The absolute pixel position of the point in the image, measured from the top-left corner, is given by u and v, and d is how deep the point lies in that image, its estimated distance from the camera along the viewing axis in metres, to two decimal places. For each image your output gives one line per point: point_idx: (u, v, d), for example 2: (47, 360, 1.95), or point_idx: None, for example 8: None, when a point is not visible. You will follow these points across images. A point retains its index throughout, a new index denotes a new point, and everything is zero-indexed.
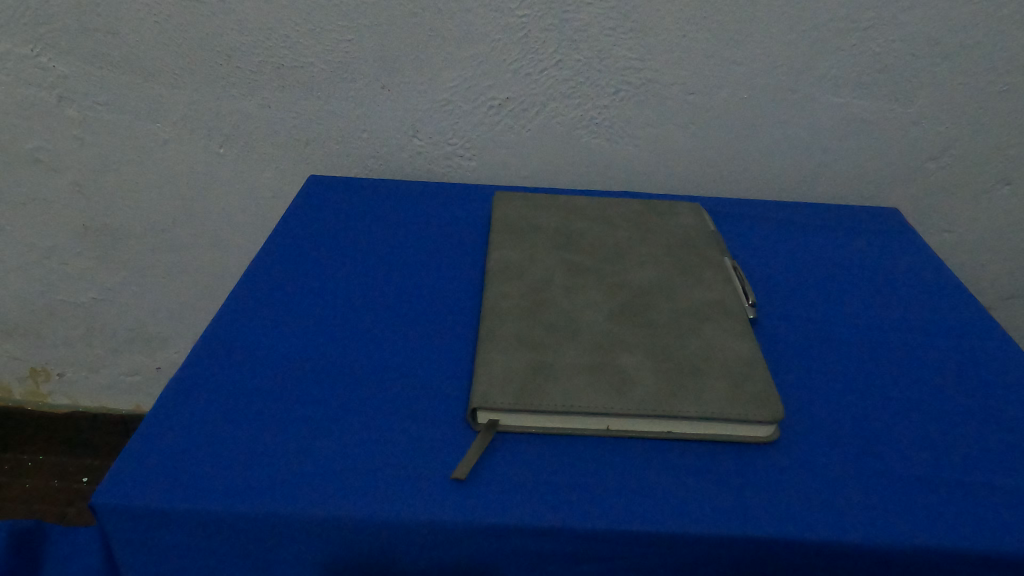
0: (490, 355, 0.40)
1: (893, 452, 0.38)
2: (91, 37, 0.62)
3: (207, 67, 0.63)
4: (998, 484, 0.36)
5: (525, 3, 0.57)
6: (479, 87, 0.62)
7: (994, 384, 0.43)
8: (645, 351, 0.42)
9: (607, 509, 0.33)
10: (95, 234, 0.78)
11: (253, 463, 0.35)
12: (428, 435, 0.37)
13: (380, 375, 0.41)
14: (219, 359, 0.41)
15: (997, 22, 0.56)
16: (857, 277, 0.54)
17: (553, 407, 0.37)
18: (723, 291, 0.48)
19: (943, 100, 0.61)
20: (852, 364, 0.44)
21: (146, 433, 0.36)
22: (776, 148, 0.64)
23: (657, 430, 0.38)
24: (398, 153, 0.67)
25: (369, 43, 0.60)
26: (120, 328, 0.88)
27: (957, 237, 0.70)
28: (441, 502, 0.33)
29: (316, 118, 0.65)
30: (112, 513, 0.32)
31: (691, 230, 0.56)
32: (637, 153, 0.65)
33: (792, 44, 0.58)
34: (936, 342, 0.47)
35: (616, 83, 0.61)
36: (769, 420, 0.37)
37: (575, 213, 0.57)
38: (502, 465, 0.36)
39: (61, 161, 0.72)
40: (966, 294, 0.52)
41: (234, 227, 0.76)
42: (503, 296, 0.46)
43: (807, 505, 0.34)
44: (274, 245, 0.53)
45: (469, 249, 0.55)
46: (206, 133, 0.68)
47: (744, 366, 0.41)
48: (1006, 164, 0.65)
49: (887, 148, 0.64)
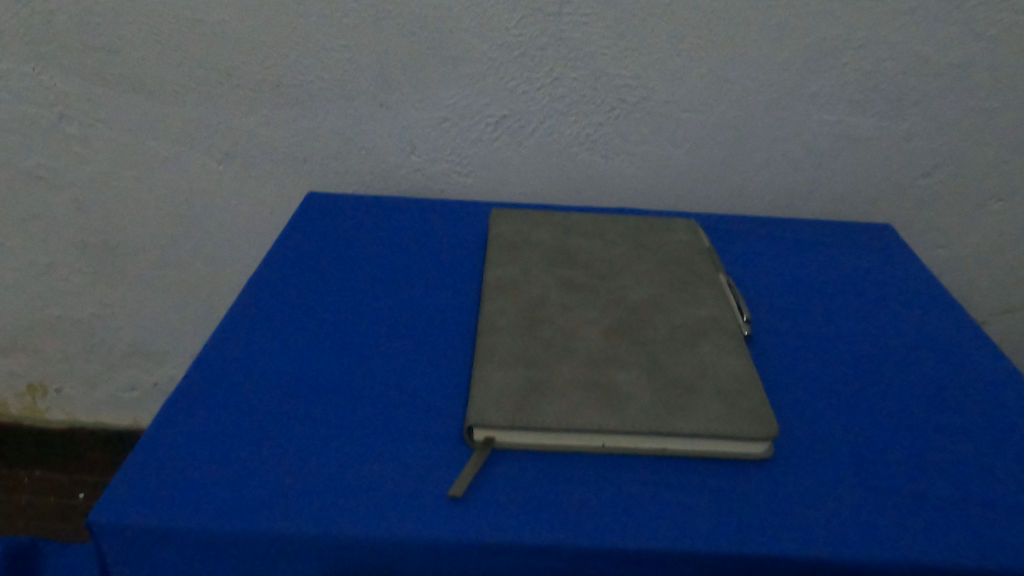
0: (487, 373, 0.41)
1: (887, 469, 0.38)
2: (93, 56, 0.62)
3: (207, 85, 0.63)
4: (993, 501, 0.36)
5: (522, 22, 0.58)
6: (476, 105, 0.63)
7: (987, 402, 0.44)
8: (640, 367, 0.42)
9: (603, 527, 0.34)
10: (94, 249, 0.78)
11: (250, 481, 0.35)
12: (424, 453, 0.37)
13: (377, 393, 0.41)
14: (218, 377, 0.42)
15: (986, 41, 0.57)
16: (851, 294, 0.54)
17: (549, 425, 0.37)
18: (718, 307, 0.48)
19: (933, 118, 0.62)
20: (845, 381, 0.45)
21: (144, 452, 0.36)
22: (770, 165, 0.65)
23: (652, 447, 0.38)
24: (396, 170, 0.67)
25: (367, 62, 0.61)
26: (119, 343, 0.88)
27: (951, 253, 0.71)
28: (437, 521, 0.34)
29: (315, 135, 0.66)
30: (111, 532, 0.32)
31: (686, 246, 0.56)
32: (633, 170, 0.66)
33: (785, 63, 0.59)
34: (929, 359, 0.47)
35: (612, 100, 0.62)
36: (762, 437, 0.37)
37: (571, 230, 0.58)
38: (499, 483, 0.36)
39: (61, 177, 0.72)
40: (959, 310, 0.53)
41: (233, 244, 0.76)
42: (500, 313, 0.46)
43: (802, 523, 0.34)
44: (272, 261, 0.54)
45: (466, 266, 0.55)
46: (206, 150, 0.68)
47: (739, 382, 0.41)
48: (998, 181, 0.65)
49: (880, 165, 0.65)
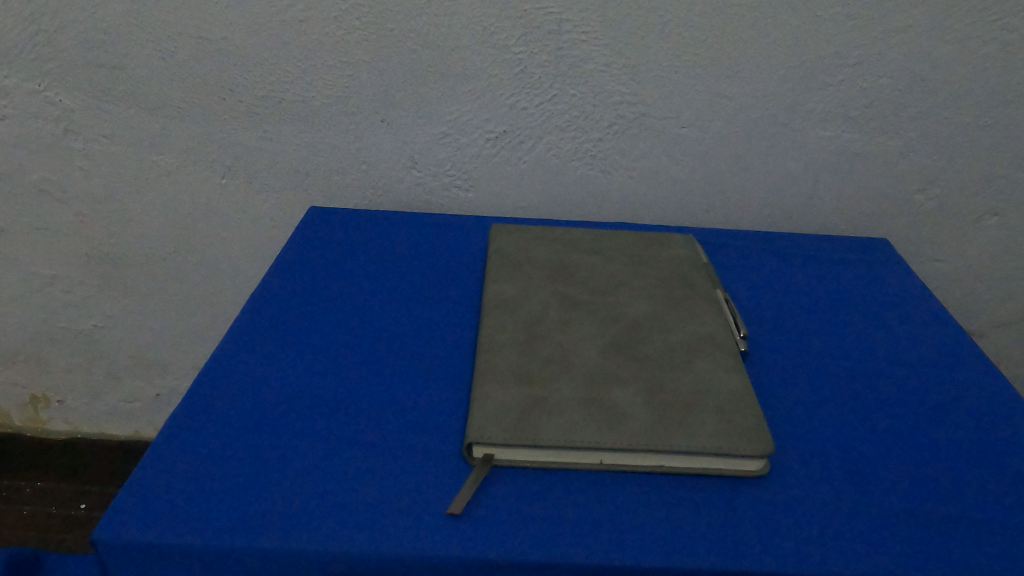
0: (486, 389, 0.41)
1: (882, 486, 0.38)
2: (98, 72, 0.63)
3: (211, 101, 0.64)
4: (989, 518, 0.37)
5: (521, 40, 0.58)
6: (476, 121, 0.63)
7: (983, 418, 0.44)
8: (638, 384, 0.42)
9: (601, 544, 0.34)
10: (97, 262, 0.79)
11: (252, 498, 0.35)
12: (424, 469, 0.38)
13: (377, 409, 0.42)
14: (220, 393, 0.42)
15: (981, 58, 0.58)
16: (848, 309, 0.55)
17: (547, 442, 0.37)
18: (715, 323, 0.49)
19: (929, 134, 0.62)
20: (842, 397, 0.45)
21: (147, 468, 0.36)
22: (767, 180, 0.66)
23: (649, 464, 0.38)
24: (396, 184, 0.68)
25: (368, 78, 0.61)
26: (120, 355, 0.88)
27: (948, 266, 0.71)
28: (436, 538, 0.34)
29: (317, 151, 0.66)
30: (113, 548, 0.33)
31: (684, 262, 0.57)
32: (632, 184, 0.67)
33: (781, 80, 0.59)
34: (926, 375, 0.48)
35: (611, 117, 0.62)
36: (758, 455, 0.37)
37: (570, 246, 0.59)
38: (497, 500, 0.36)
39: (66, 191, 0.73)
40: (955, 325, 0.53)
41: (235, 257, 0.77)
42: (499, 330, 0.47)
43: (799, 540, 0.35)
44: (275, 276, 0.54)
45: (466, 281, 0.56)
46: (208, 165, 0.69)
47: (736, 399, 0.41)
48: (994, 196, 0.66)
49: (877, 180, 0.65)
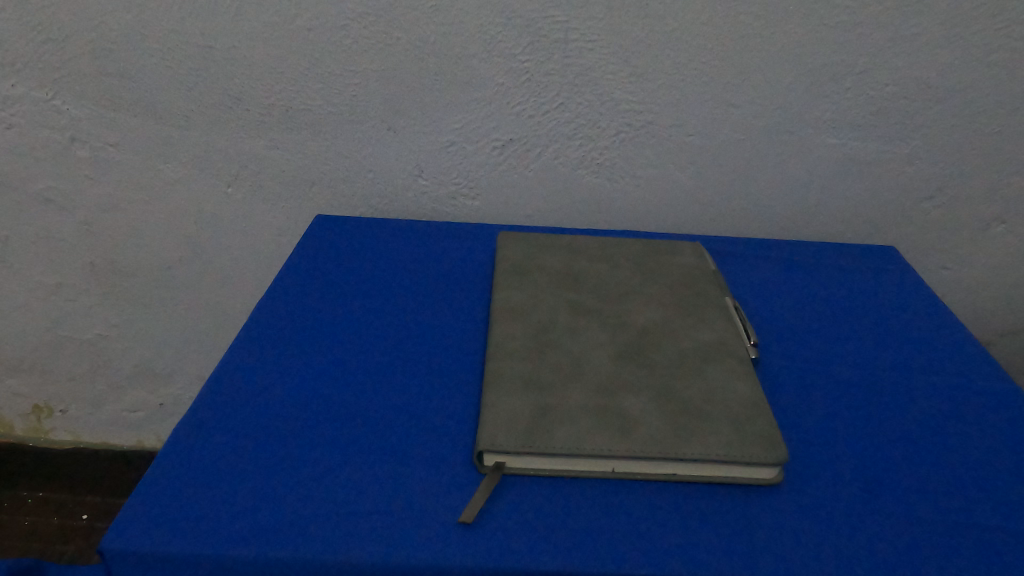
0: (496, 398, 0.41)
1: (895, 494, 0.38)
2: (104, 81, 0.63)
3: (218, 109, 0.64)
4: (1003, 526, 0.36)
5: (528, 48, 0.59)
6: (483, 129, 0.63)
7: (996, 425, 0.44)
8: (649, 392, 0.42)
9: (613, 553, 0.34)
10: (102, 271, 0.79)
11: (262, 505, 0.35)
12: (434, 478, 0.37)
13: (388, 418, 0.41)
14: (228, 404, 0.42)
15: (987, 67, 0.58)
16: (856, 316, 0.55)
17: (559, 450, 0.37)
18: (725, 330, 0.49)
19: (935, 142, 0.62)
20: (853, 405, 0.45)
21: (156, 477, 0.36)
22: (772, 189, 0.66)
23: (662, 472, 0.38)
24: (403, 193, 0.68)
25: (375, 87, 0.61)
26: (123, 364, 0.88)
27: (954, 274, 0.71)
28: (448, 547, 0.34)
29: (323, 160, 0.66)
30: (122, 558, 0.32)
31: (693, 269, 0.57)
32: (638, 192, 0.67)
33: (787, 88, 0.60)
34: (937, 382, 0.47)
35: (617, 125, 0.62)
36: (772, 463, 0.37)
37: (578, 253, 0.58)
38: (509, 509, 0.36)
39: (71, 200, 0.73)
40: (965, 333, 0.53)
41: (240, 267, 0.77)
42: (509, 338, 0.46)
43: (815, 549, 0.34)
44: (284, 284, 0.54)
45: (474, 289, 0.56)
46: (215, 173, 0.69)
47: (748, 407, 0.41)
48: (1000, 204, 0.66)
49: (884, 187, 0.65)
